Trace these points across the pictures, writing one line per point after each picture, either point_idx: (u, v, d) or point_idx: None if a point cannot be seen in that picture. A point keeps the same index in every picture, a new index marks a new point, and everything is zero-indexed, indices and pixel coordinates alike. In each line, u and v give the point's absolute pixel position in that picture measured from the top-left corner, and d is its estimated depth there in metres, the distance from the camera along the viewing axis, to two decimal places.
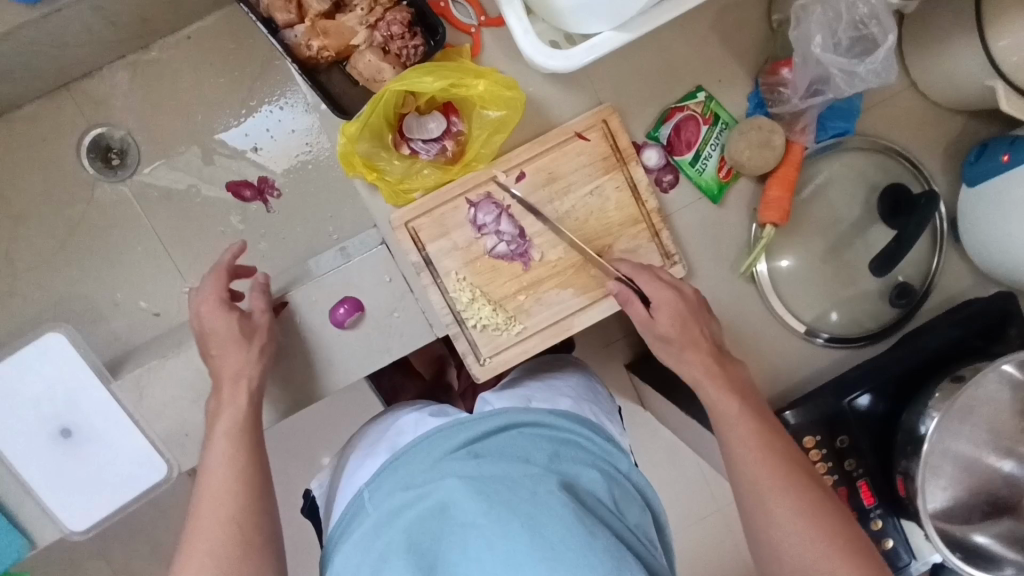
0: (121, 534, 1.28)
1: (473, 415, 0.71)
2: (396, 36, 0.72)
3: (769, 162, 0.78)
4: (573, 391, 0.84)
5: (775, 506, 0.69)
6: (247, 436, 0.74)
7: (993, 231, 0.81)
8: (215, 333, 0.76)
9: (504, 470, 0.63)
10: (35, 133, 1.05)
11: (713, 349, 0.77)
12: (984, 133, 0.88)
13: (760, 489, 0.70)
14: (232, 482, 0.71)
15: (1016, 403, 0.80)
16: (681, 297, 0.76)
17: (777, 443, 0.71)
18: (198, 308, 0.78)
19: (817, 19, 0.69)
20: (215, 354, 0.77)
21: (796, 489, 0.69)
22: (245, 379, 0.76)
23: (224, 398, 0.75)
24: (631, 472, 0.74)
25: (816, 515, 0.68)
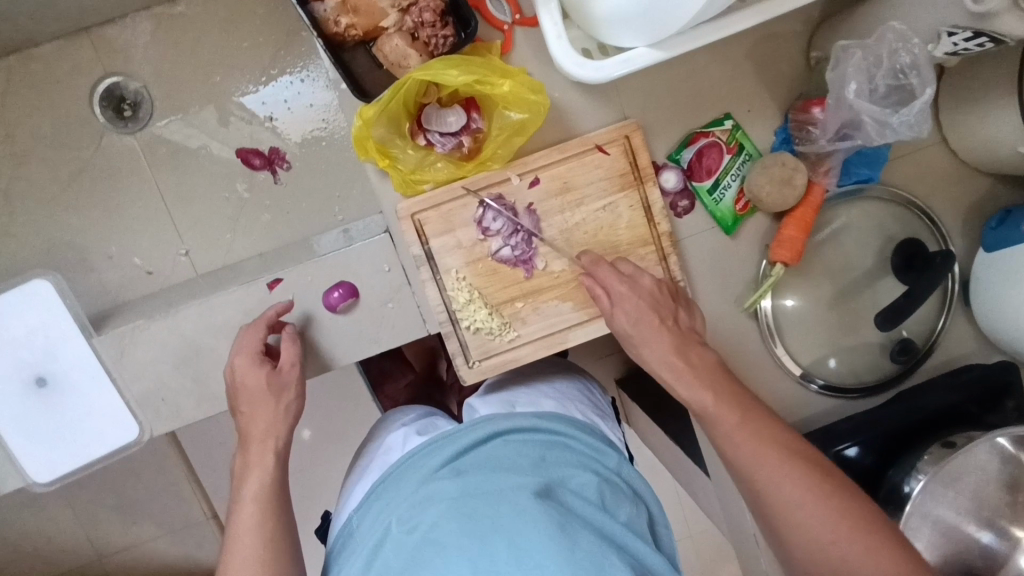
0: (88, 485, 1.27)
1: (457, 428, 0.70)
2: (427, 23, 0.70)
3: (788, 201, 0.76)
4: (556, 392, 0.83)
5: (778, 496, 0.64)
6: (273, 499, 0.69)
7: (1005, 299, 0.79)
8: (246, 389, 0.73)
9: (488, 482, 0.61)
10: (49, 73, 1.03)
11: (673, 341, 0.72)
12: (1009, 198, 0.86)
13: (759, 480, 0.65)
14: (259, 550, 0.65)
15: (1005, 476, 0.79)
16: (637, 291, 0.72)
17: (763, 432, 0.67)
18: (233, 361, 0.74)
19: (857, 62, 0.66)
20: (244, 411, 0.73)
21: (794, 472, 0.64)
22: (273, 437, 0.71)
23: (252, 458, 0.70)
24: (622, 468, 0.72)
25: (825, 495, 0.63)
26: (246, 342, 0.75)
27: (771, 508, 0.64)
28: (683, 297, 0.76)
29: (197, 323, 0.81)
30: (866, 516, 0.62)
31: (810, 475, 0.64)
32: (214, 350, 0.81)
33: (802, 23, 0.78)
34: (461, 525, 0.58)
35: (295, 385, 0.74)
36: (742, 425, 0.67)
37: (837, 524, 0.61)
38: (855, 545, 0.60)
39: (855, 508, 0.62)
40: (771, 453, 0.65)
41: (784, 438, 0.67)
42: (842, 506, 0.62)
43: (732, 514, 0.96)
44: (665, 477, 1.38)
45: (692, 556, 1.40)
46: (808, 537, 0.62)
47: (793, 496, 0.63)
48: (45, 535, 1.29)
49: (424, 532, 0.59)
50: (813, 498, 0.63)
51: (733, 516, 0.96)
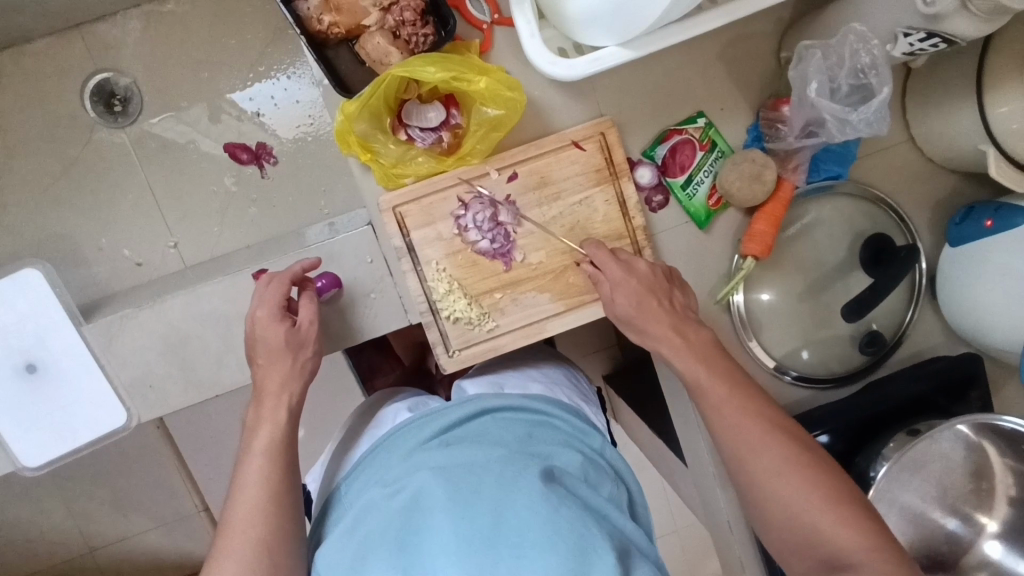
0: (77, 476, 1.29)
1: (446, 405, 0.72)
2: (408, 22, 0.72)
3: (758, 196, 0.78)
4: (542, 377, 0.85)
5: (761, 466, 0.67)
6: (282, 456, 0.70)
7: (967, 292, 0.82)
8: (264, 343, 0.73)
9: (475, 454, 0.62)
10: (40, 69, 1.05)
11: (672, 321, 0.74)
12: (972, 195, 0.89)
13: (743, 448, 0.68)
14: (264, 503, 0.66)
15: (968, 464, 0.81)
16: (634, 275, 0.75)
17: (752, 406, 0.70)
18: (254, 312, 0.74)
19: (817, 63, 0.69)
20: (260, 364, 0.74)
21: (776, 446, 0.67)
22: (288, 393, 0.73)
23: (265, 413, 0.72)
24: (604, 450, 0.74)
25: (805, 467, 0.66)
26: (268, 294, 0.75)
27: (754, 476, 0.68)
28: (677, 279, 0.79)
29: (183, 312, 0.83)
30: (842, 492, 0.65)
31: (794, 449, 0.67)
32: (201, 339, 0.84)
33: (773, 24, 0.81)
34: (446, 491, 0.58)
35: (314, 343, 0.76)
36: (731, 399, 0.70)
37: (811, 495, 0.65)
38: (827, 516, 0.64)
39: (830, 481, 0.66)
40: (755, 428, 0.68)
41: (772, 413, 0.70)
42: (819, 479, 0.66)
43: (708, 503, 0.98)
44: (649, 471, 1.41)
45: (677, 549, 1.42)
46: (782, 503, 0.66)
47: (772, 467, 0.67)
48: (35, 525, 1.30)
49: (409, 497, 0.59)
50: (797, 471, 0.66)
51: (710, 505, 0.99)
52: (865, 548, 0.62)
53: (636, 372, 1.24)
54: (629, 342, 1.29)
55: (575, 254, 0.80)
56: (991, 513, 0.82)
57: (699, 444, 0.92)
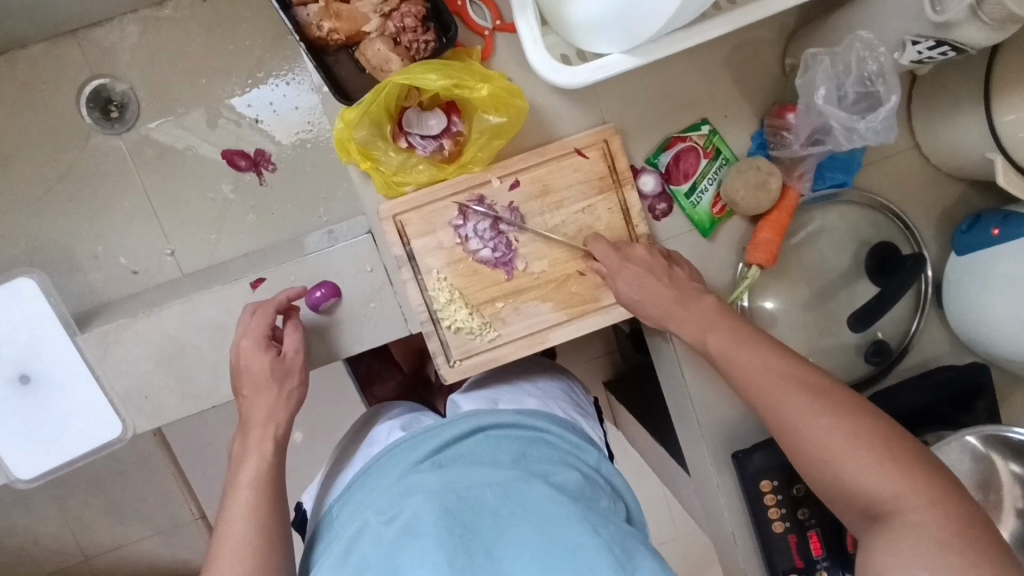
0: (72, 485, 1.27)
1: (439, 423, 0.70)
2: (409, 29, 0.71)
3: (763, 204, 0.77)
4: (538, 391, 0.84)
5: (781, 415, 0.67)
6: (270, 485, 0.69)
7: (975, 301, 0.81)
8: (250, 374, 0.72)
9: (470, 477, 0.61)
10: (36, 74, 1.04)
11: (672, 294, 0.75)
12: (978, 203, 0.88)
13: (761, 399, 0.69)
14: (251, 537, 0.65)
15: (977, 477, 0.79)
16: (628, 260, 0.76)
17: (768, 357, 0.70)
18: (239, 343, 0.74)
19: (824, 70, 0.68)
20: (246, 395, 0.73)
21: (795, 393, 0.67)
22: (274, 424, 0.72)
23: (251, 443, 0.71)
24: (601, 466, 0.73)
25: (827, 407, 0.65)
26: (253, 324, 0.74)
27: (777, 425, 0.68)
28: (676, 257, 0.79)
29: (180, 322, 0.82)
30: (866, 429, 0.64)
31: (811, 395, 0.66)
32: (197, 349, 0.83)
33: (777, 31, 0.80)
34: (441, 517, 0.57)
35: (298, 373, 0.75)
36: (745, 348, 0.71)
37: (835, 438, 0.64)
38: (851, 460, 0.63)
39: (857, 422, 0.64)
40: (769, 378, 0.69)
41: (788, 364, 0.69)
42: (842, 418, 0.65)
43: (710, 514, 0.97)
44: (650, 479, 1.39)
45: (679, 558, 1.41)
46: (809, 447, 0.65)
47: (794, 411, 0.66)
48: (29, 535, 1.28)
49: (403, 523, 0.58)
50: (817, 413, 0.65)
51: (712, 517, 0.97)
52: (896, 492, 0.60)
53: (638, 380, 1.23)
54: (630, 349, 1.27)
55: (584, 256, 0.78)
56: (999, 526, 0.79)
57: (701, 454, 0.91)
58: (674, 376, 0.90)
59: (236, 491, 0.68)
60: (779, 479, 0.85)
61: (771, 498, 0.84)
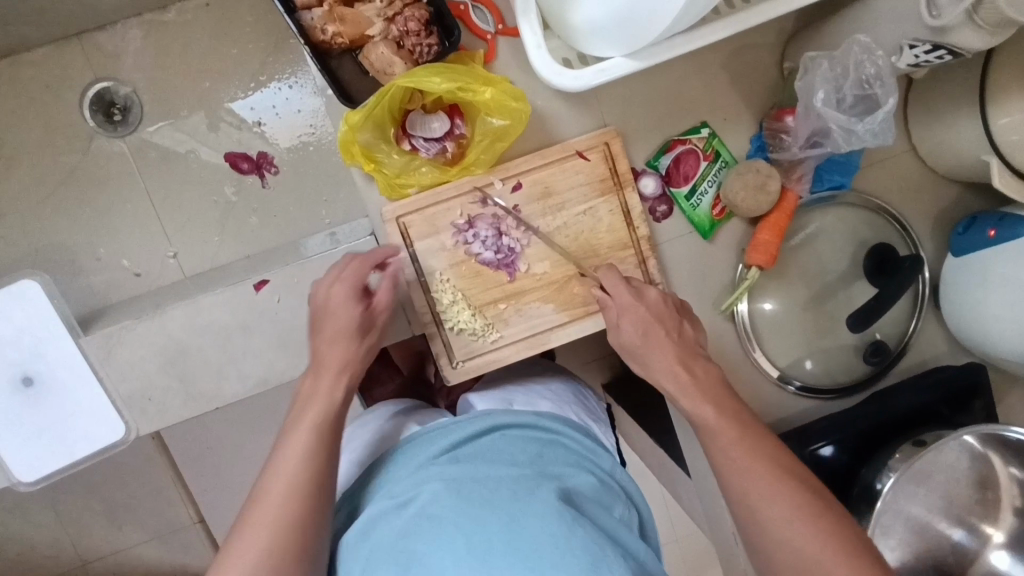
0: (71, 489, 1.27)
1: (457, 418, 0.71)
2: (412, 32, 0.72)
3: (762, 206, 0.78)
4: (552, 395, 0.84)
5: (768, 513, 0.65)
6: (328, 438, 0.69)
7: (973, 301, 0.81)
8: (335, 323, 0.73)
9: (486, 471, 0.62)
10: (39, 77, 1.04)
11: (679, 353, 0.75)
12: (973, 205, 0.89)
13: (750, 494, 0.66)
14: (302, 486, 0.65)
15: (975, 476, 0.80)
16: (643, 302, 0.75)
17: (762, 448, 0.68)
18: (329, 289, 0.74)
19: (823, 73, 0.69)
20: (325, 342, 0.73)
21: (785, 492, 0.65)
22: (348, 377, 0.73)
23: (322, 390, 0.71)
24: (614, 470, 0.73)
25: (817, 514, 0.63)
26: (347, 273, 0.74)
27: (761, 525, 0.65)
28: (687, 309, 0.79)
29: (184, 323, 0.82)
30: (852, 540, 0.62)
31: (803, 495, 0.65)
32: (201, 350, 0.83)
33: (775, 35, 0.81)
34: (457, 506, 0.58)
35: (378, 330, 0.76)
36: (741, 440, 0.69)
37: (823, 544, 0.61)
38: (840, 567, 0.60)
39: (847, 532, 0.62)
40: (763, 474, 0.66)
41: (781, 457, 0.68)
42: (828, 528, 0.62)
43: (711, 514, 0.97)
44: (650, 481, 1.40)
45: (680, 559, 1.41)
46: (792, 553, 0.62)
47: (782, 514, 0.64)
48: (28, 538, 1.28)
49: (419, 508, 0.59)
50: (804, 523, 0.63)
51: (713, 517, 0.98)
52: None
53: (638, 382, 1.24)
54: None
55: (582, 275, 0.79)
56: (997, 524, 0.80)
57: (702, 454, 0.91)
58: None
59: (296, 436, 0.68)
60: None
61: None
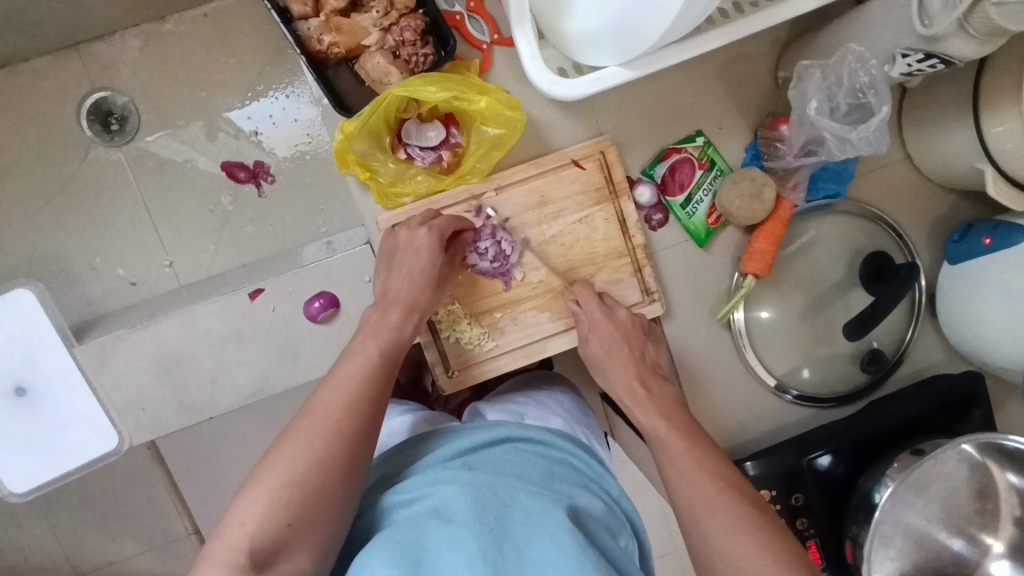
0: (65, 499, 1.26)
1: (472, 427, 0.71)
2: (408, 42, 0.72)
3: (758, 215, 0.78)
4: (563, 410, 0.83)
5: (707, 525, 0.63)
6: (390, 365, 0.68)
7: (969, 309, 0.81)
8: (411, 257, 0.72)
9: (500, 479, 0.61)
10: (37, 88, 1.05)
11: (637, 370, 0.77)
12: (968, 213, 0.89)
13: (693, 504, 0.65)
14: (356, 401, 0.63)
15: (974, 486, 0.79)
16: (613, 320, 0.77)
17: (709, 461, 0.67)
18: (414, 224, 0.73)
19: (816, 82, 0.69)
20: (400, 273, 0.72)
21: (726, 503, 0.63)
22: (418, 317, 0.72)
23: (394, 322, 0.70)
24: (621, 498, 0.72)
25: (756, 527, 0.61)
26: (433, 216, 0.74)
27: (702, 536, 0.63)
28: (654, 333, 0.81)
29: (179, 332, 0.82)
30: (789, 556, 0.59)
31: (744, 508, 0.63)
32: (196, 360, 0.83)
33: (770, 45, 0.82)
34: (471, 505, 0.57)
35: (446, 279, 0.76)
36: (689, 451, 0.69)
37: (758, 556, 0.59)
38: None
39: (783, 548, 0.60)
40: (708, 484, 0.65)
41: (729, 471, 0.67)
42: (767, 543, 0.60)
43: None
44: (649, 491, 1.39)
45: (679, 570, 1.39)
46: (730, 566, 0.60)
47: (724, 524, 0.62)
48: (21, 550, 1.27)
49: (431, 505, 0.59)
50: (742, 533, 0.60)
51: None
52: None
53: None
54: None
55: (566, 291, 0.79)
56: (997, 534, 0.79)
57: None
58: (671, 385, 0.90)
59: (359, 354, 0.67)
60: (777, 488, 0.83)
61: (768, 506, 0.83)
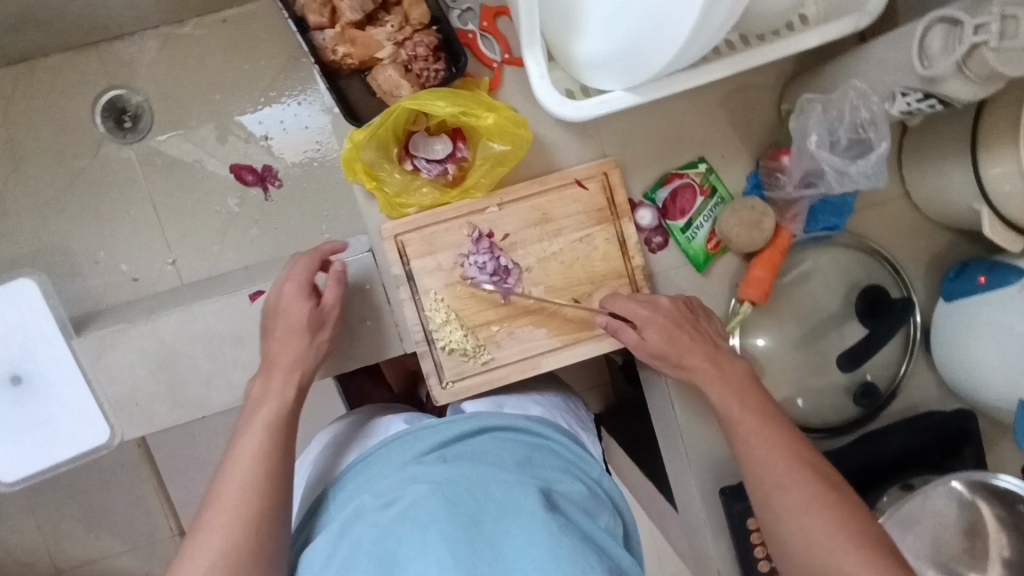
0: (50, 492, 1.25)
1: (445, 419, 0.70)
2: (420, 57, 0.74)
3: (756, 243, 0.79)
4: (542, 401, 0.85)
5: (785, 502, 0.68)
6: (284, 435, 0.69)
7: (964, 347, 0.81)
8: (286, 318, 0.74)
9: (474, 471, 0.61)
10: (55, 82, 1.07)
11: (705, 351, 0.76)
12: (964, 252, 0.90)
13: (768, 482, 0.69)
14: (253, 482, 0.65)
15: (963, 525, 0.79)
16: (660, 311, 0.76)
17: (783, 438, 0.71)
18: (281, 286, 0.75)
19: (817, 117, 0.71)
20: (276, 337, 0.74)
21: (803, 483, 0.67)
22: (299, 371, 0.73)
23: (273, 386, 0.72)
24: (603, 479, 0.73)
25: (834, 505, 0.66)
26: (298, 271, 0.76)
27: (778, 513, 0.68)
28: (698, 307, 0.80)
29: (176, 330, 0.82)
30: (864, 533, 0.64)
31: (821, 487, 0.67)
32: (191, 358, 0.83)
33: (775, 78, 0.83)
34: (446, 503, 0.57)
35: (332, 326, 0.76)
36: (762, 428, 0.71)
37: (838, 535, 0.64)
38: (850, 559, 0.63)
39: (859, 520, 0.65)
40: (782, 463, 0.69)
41: (803, 449, 0.70)
42: (843, 519, 0.65)
43: (696, 550, 0.96)
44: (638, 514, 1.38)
45: None
46: (807, 542, 0.65)
47: (799, 502, 0.67)
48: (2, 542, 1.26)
49: (403, 506, 0.58)
50: (822, 511, 0.66)
51: (698, 555, 0.95)
52: None
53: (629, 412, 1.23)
54: (622, 381, 1.22)
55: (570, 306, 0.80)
56: None
57: (688, 488, 0.90)
58: (664, 408, 0.90)
59: (249, 431, 0.69)
60: None
61: (758, 535, 0.83)
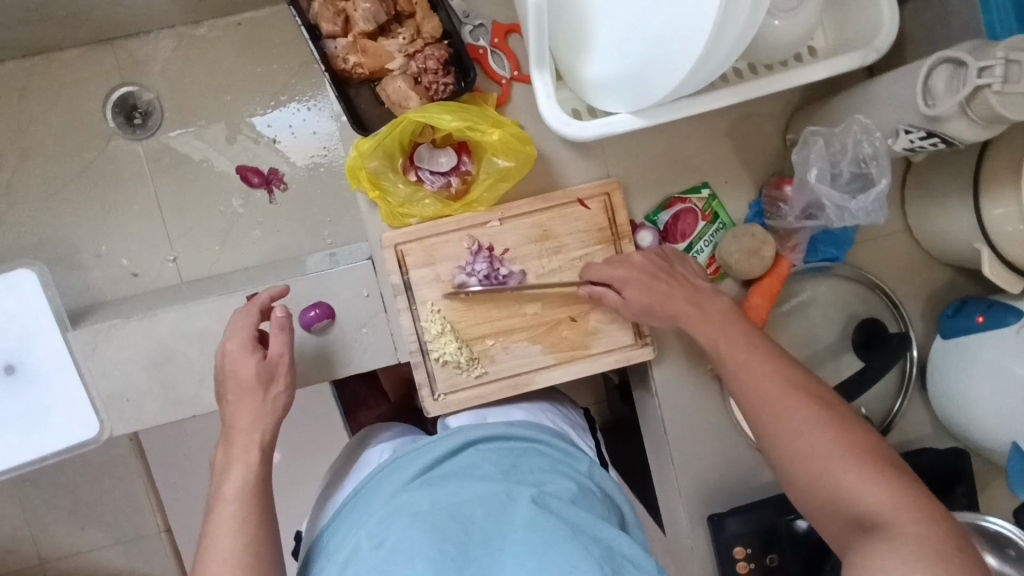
0: (37, 482, 1.25)
1: (426, 441, 0.69)
2: (430, 70, 0.75)
3: (755, 270, 0.79)
4: (525, 403, 0.84)
5: (780, 427, 0.66)
6: (258, 498, 0.66)
7: (959, 385, 0.81)
8: (236, 378, 0.70)
9: (460, 496, 0.61)
10: (68, 76, 1.08)
11: (685, 295, 0.74)
12: (963, 290, 0.90)
13: (760, 411, 0.67)
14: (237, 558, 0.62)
15: None
16: (632, 267, 0.76)
17: (771, 363, 0.69)
18: (225, 345, 0.72)
19: (819, 150, 0.71)
20: (230, 400, 0.70)
21: (797, 405, 0.65)
22: (259, 431, 0.68)
23: (236, 452, 0.67)
24: (593, 472, 0.72)
25: (832, 424, 0.64)
26: (238, 328, 0.73)
27: (774, 439, 0.66)
28: (673, 254, 0.78)
29: (173, 328, 0.83)
30: (864, 445, 0.62)
31: (817, 407, 0.65)
32: (185, 357, 0.83)
33: (780, 108, 0.84)
34: (433, 537, 0.57)
35: (285, 376, 0.72)
36: (749, 358, 0.69)
37: (836, 451, 0.62)
38: (850, 473, 0.61)
39: (854, 431, 0.63)
40: (773, 386, 0.67)
41: (792, 372, 0.68)
42: (842, 431, 0.63)
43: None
44: None
45: None
46: (805, 463, 0.63)
47: (793, 425, 0.65)
48: None
49: (391, 544, 0.57)
50: (819, 427, 0.64)
51: None
52: (895, 505, 0.58)
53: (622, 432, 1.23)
54: (617, 399, 1.21)
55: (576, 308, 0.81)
56: None
57: (676, 514, 0.90)
58: (656, 431, 0.90)
59: (223, 504, 0.65)
60: (752, 547, 0.82)
61: (744, 564, 0.82)
